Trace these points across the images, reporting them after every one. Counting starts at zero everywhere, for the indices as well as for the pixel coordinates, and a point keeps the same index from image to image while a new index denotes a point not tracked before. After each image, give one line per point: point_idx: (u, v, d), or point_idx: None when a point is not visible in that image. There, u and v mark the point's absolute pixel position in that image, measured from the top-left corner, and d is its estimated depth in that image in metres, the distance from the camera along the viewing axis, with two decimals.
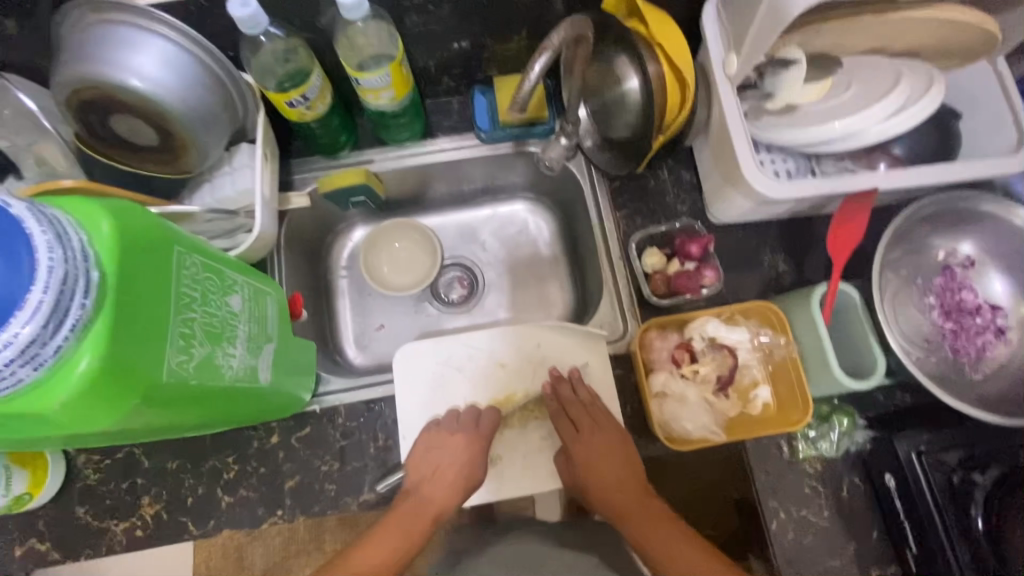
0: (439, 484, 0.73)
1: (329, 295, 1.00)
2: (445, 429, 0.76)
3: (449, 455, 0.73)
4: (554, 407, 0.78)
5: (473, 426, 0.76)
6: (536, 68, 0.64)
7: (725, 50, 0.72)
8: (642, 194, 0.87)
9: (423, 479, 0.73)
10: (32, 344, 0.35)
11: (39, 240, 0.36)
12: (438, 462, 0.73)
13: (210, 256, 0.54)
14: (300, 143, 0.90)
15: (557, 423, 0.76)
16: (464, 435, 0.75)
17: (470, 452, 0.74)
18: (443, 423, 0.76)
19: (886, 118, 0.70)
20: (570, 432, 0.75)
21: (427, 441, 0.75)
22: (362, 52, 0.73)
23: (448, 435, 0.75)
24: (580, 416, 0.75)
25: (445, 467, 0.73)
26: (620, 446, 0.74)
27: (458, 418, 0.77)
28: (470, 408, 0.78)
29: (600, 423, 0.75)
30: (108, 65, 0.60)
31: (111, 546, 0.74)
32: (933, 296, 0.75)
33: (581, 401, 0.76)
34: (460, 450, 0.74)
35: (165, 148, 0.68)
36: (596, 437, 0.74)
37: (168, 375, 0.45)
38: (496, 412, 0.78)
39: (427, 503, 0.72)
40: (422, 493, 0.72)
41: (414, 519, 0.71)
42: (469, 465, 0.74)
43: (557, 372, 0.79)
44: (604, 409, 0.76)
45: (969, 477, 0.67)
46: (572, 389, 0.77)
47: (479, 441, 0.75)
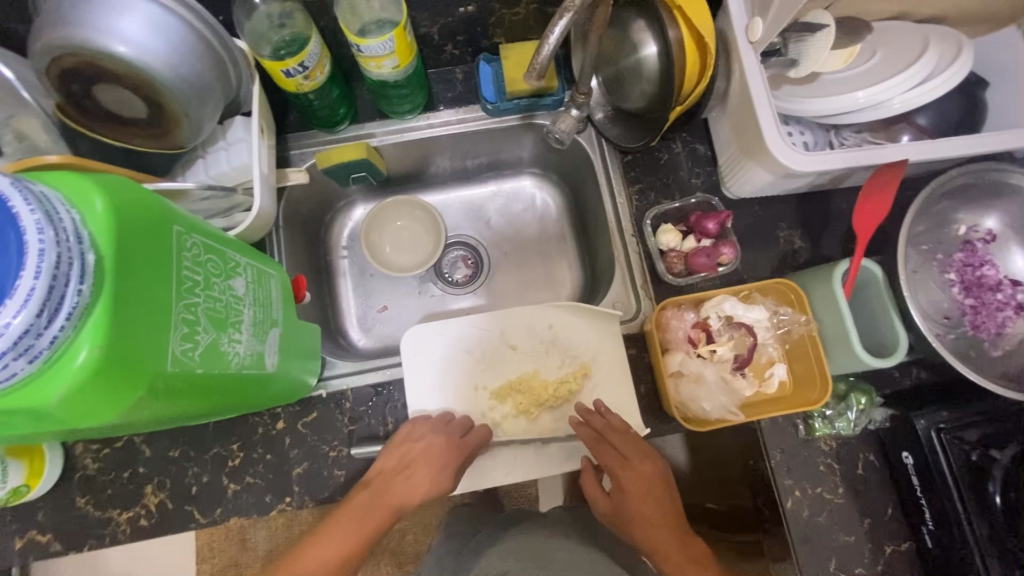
0: (402, 482, 0.69)
1: (330, 276, 0.97)
2: (427, 427, 0.72)
3: (425, 460, 0.69)
4: (589, 435, 0.72)
5: (458, 433, 0.73)
6: (554, 35, 0.59)
7: (749, 15, 0.68)
8: (655, 168, 0.84)
9: (391, 473, 0.69)
10: (25, 335, 0.32)
11: (27, 220, 0.33)
12: (410, 463, 0.70)
13: (210, 236, 0.50)
14: (296, 116, 0.86)
15: (598, 452, 0.71)
16: (444, 439, 0.71)
17: (446, 459, 0.70)
18: (428, 420, 0.73)
19: (913, 88, 0.67)
20: (614, 463, 0.71)
21: (405, 435, 0.72)
22: (363, 17, 0.70)
23: (430, 436, 0.71)
24: (622, 446, 0.71)
25: (419, 466, 0.69)
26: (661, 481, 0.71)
27: (448, 422, 0.74)
28: (463, 418, 0.74)
29: (643, 457, 0.71)
30: (90, 28, 0.55)
31: (114, 536, 0.72)
32: (953, 272, 0.74)
33: (616, 428, 0.72)
34: (439, 457, 0.70)
35: (155, 121, 0.64)
36: (641, 470, 0.70)
37: (173, 365, 0.42)
38: (487, 432, 0.74)
39: (385, 495, 0.69)
40: (383, 488, 0.69)
41: (370, 513, 0.68)
42: (439, 473, 0.70)
43: (586, 405, 0.74)
44: (641, 439, 0.72)
45: (987, 453, 0.66)
46: (605, 416, 0.73)
47: (458, 454, 0.71)
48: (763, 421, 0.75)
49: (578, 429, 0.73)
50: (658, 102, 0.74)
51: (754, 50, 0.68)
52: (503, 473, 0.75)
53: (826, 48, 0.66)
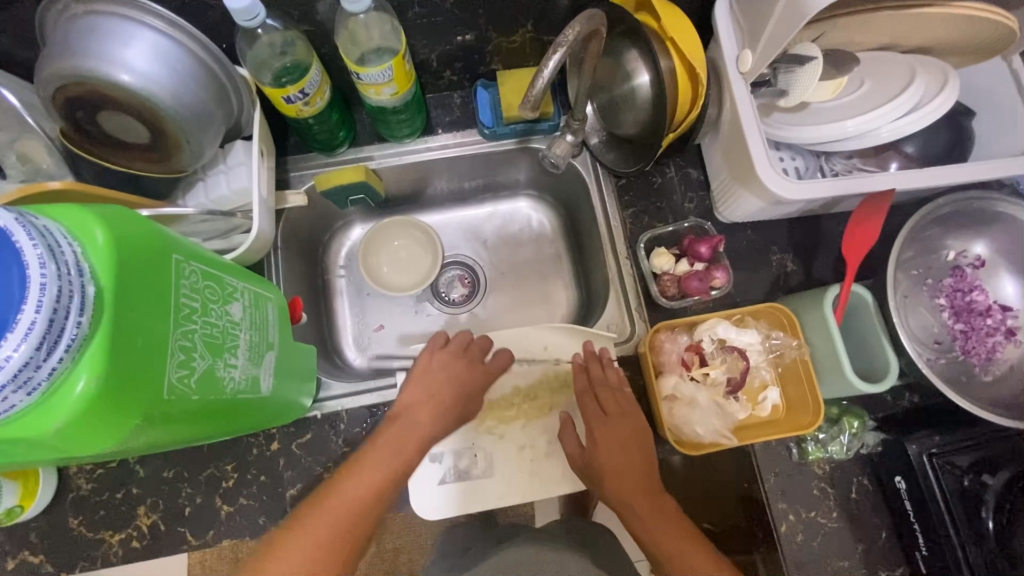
0: (431, 408, 0.72)
1: (327, 295, 0.97)
2: (451, 353, 0.78)
3: (452, 381, 0.75)
4: (583, 383, 0.75)
5: (476, 356, 0.78)
6: (550, 65, 0.61)
7: (739, 47, 0.70)
8: (649, 192, 0.85)
9: (418, 403, 0.72)
10: (25, 368, 0.33)
11: (30, 255, 0.34)
12: (439, 385, 0.74)
13: (209, 263, 0.51)
14: (296, 139, 0.87)
15: (583, 402, 0.74)
16: (466, 362, 0.77)
17: (474, 378, 0.77)
18: (452, 343, 0.78)
19: (899, 118, 0.68)
20: (593, 414, 0.73)
21: (429, 364, 0.76)
22: (363, 45, 0.71)
23: (454, 360, 0.77)
24: (607, 397, 0.73)
25: (443, 390, 0.74)
26: (640, 436, 0.70)
27: (466, 346, 0.79)
28: (484, 338, 0.80)
29: (626, 411, 0.72)
30: (95, 59, 0.57)
31: (106, 557, 0.72)
32: (943, 297, 0.75)
33: (610, 384, 0.74)
34: (463, 377, 0.76)
35: (157, 146, 0.65)
36: (620, 423, 0.71)
37: (169, 392, 0.42)
38: (510, 355, 0.79)
39: (415, 425, 0.70)
40: (413, 419, 0.70)
41: (400, 448, 0.67)
42: (466, 390, 0.75)
43: (591, 349, 0.76)
44: (631, 399, 0.73)
45: (979, 479, 0.67)
46: (603, 368, 0.75)
47: (483, 373, 0.78)
48: (756, 445, 0.75)
49: (575, 376, 0.76)
50: (650, 128, 0.75)
51: (744, 81, 0.69)
52: (498, 496, 0.75)
53: (814, 81, 0.68)
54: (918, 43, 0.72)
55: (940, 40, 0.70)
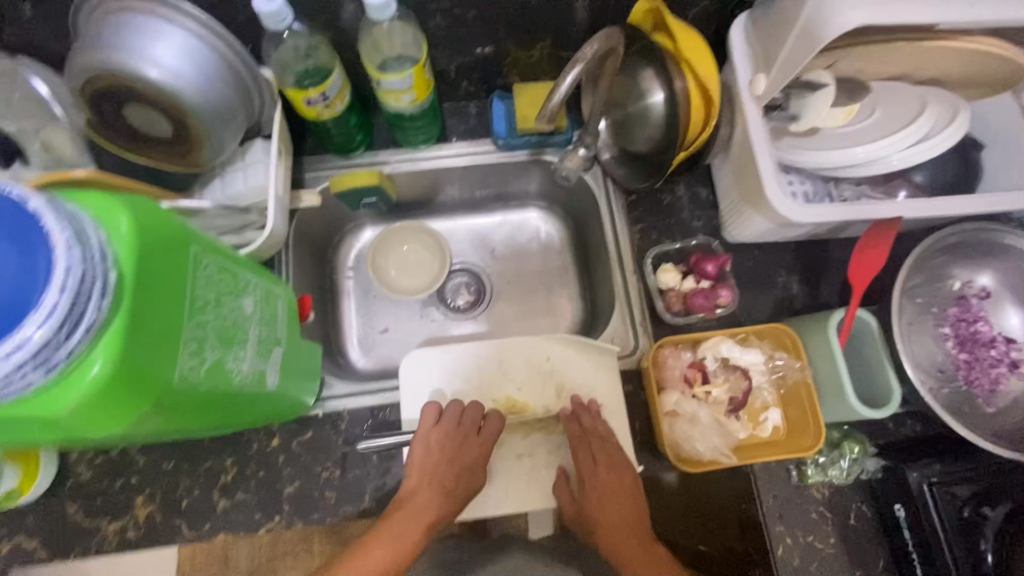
0: (436, 492, 0.70)
1: (334, 296, 0.98)
2: (445, 433, 0.72)
3: (452, 466, 0.71)
4: (574, 434, 0.75)
5: (474, 431, 0.74)
6: (568, 80, 0.62)
7: (752, 70, 0.72)
8: (658, 209, 0.86)
9: (421, 485, 0.71)
10: (45, 348, 0.34)
11: (57, 238, 0.34)
12: (438, 465, 0.71)
13: (225, 256, 0.52)
14: (313, 141, 0.89)
15: (576, 452, 0.74)
16: (464, 440, 0.72)
17: (474, 456, 0.72)
18: (444, 420, 0.73)
19: (908, 147, 0.70)
20: (585, 465, 0.73)
21: (427, 440, 0.72)
22: (385, 52, 0.73)
23: (451, 441, 0.72)
24: (599, 450, 0.73)
25: (445, 474, 0.71)
26: (631, 488, 0.72)
27: (461, 419, 0.74)
28: (475, 405, 0.75)
29: (616, 462, 0.73)
30: (126, 54, 0.58)
31: (101, 546, 0.72)
32: (947, 326, 0.75)
33: (601, 434, 0.74)
34: (463, 456, 0.71)
35: (178, 140, 0.67)
36: (611, 476, 0.72)
37: (180, 379, 0.43)
38: (502, 419, 0.75)
39: (421, 511, 0.69)
40: (418, 500, 0.70)
41: (412, 524, 0.69)
42: (468, 474, 0.72)
43: (579, 401, 0.76)
44: (620, 448, 0.74)
45: (979, 510, 0.66)
46: (594, 420, 0.75)
47: (483, 447, 0.73)
48: (755, 465, 0.75)
49: (566, 425, 0.75)
50: (661, 146, 0.76)
51: (756, 103, 0.71)
52: (494, 503, 0.75)
53: (827, 105, 0.68)
54: (930, 75, 0.73)
55: (952, 73, 0.72)
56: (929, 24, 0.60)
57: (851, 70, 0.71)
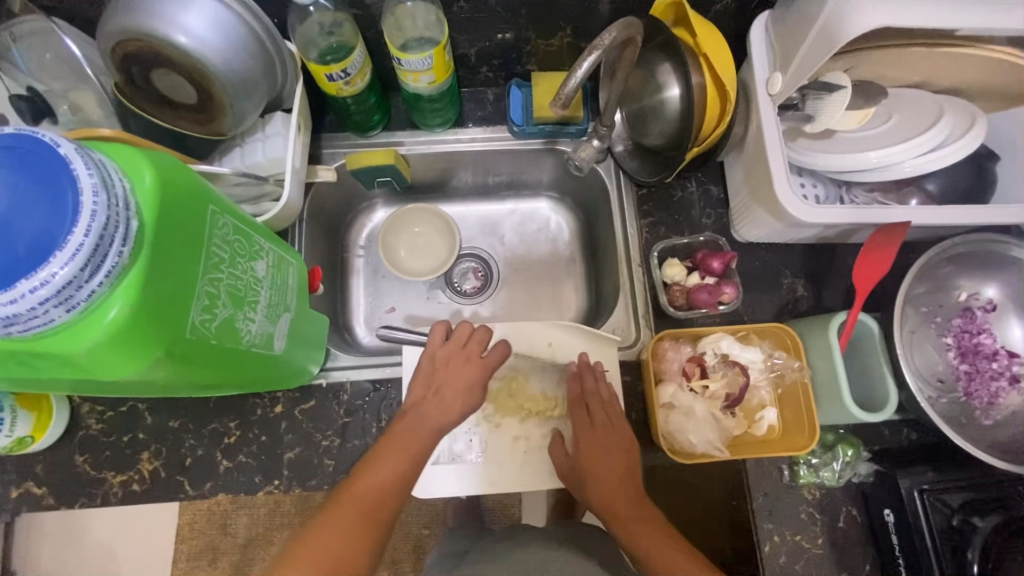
0: (440, 401, 0.65)
1: (344, 273, 1.00)
2: (450, 351, 0.70)
3: (456, 378, 0.67)
4: (575, 396, 0.76)
5: (476, 352, 0.71)
6: (584, 66, 0.63)
7: (770, 70, 0.72)
8: (668, 204, 0.87)
9: (426, 396, 0.66)
10: (68, 286, 0.35)
11: (84, 183, 0.36)
12: (441, 379, 0.68)
13: (241, 219, 0.54)
14: (333, 118, 0.90)
15: (573, 411, 0.74)
16: (467, 360, 0.69)
17: (474, 374, 0.68)
18: (452, 338, 0.71)
19: (921, 154, 0.69)
20: (582, 422, 0.73)
21: (435, 359, 0.69)
22: (407, 33, 0.74)
23: (454, 360, 0.69)
24: (595, 408, 0.73)
25: (446, 387, 0.67)
26: (626, 446, 0.70)
27: (466, 340, 0.71)
28: (483, 329, 0.72)
29: (613, 422, 0.72)
30: (156, 18, 0.60)
31: (106, 497, 0.74)
32: (950, 336, 0.75)
33: (601, 396, 0.74)
34: (465, 373, 0.68)
35: (202, 107, 0.68)
36: (605, 432, 0.71)
37: (191, 331, 0.45)
38: (507, 346, 0.72)
39: (427, 416, 0.64)
40: (423, 412, 0.65)
41: (418, 432, 0.63)
42: (468, 391, 0.67)
43: (586, 360, 0.77)
44: (622, 411, 0.73)
45: (969, 520, 0.66)
46: (596, 381, 0.76)
47: (483, 370, 0.69)
48: (748, 462, 0.76)
49: (569, 385, 0.77)
50: (675, 141, 0.76)
51: (772, 103, 0.71)
52: (488, 482, 0.76)
53: (842, 108, 0.69)
54: (948, 85, 0.73)
55: (971, 83, 0.71)
56: (949, 31, 0.60)
57: (868, 76, 0.72)
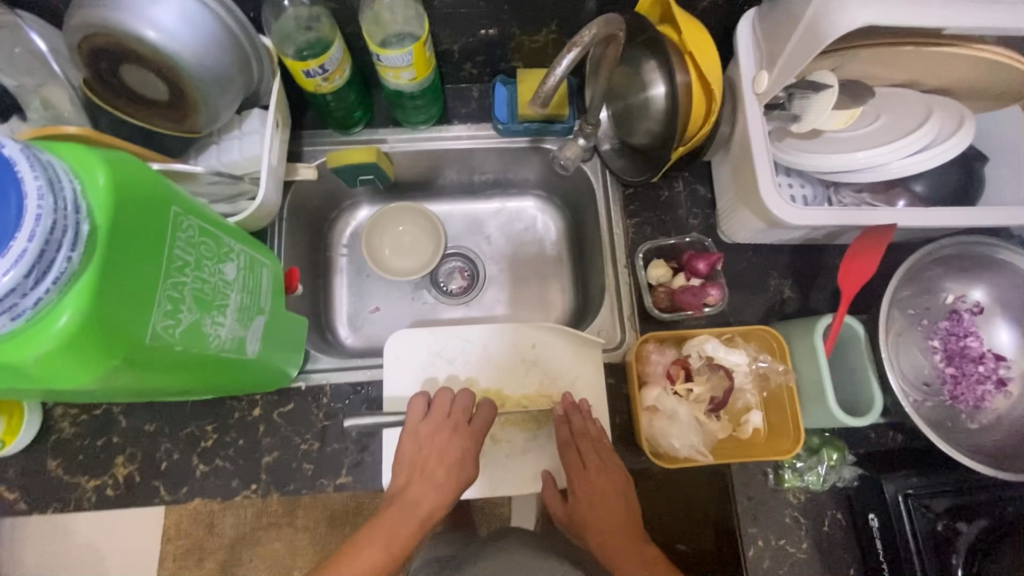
0: (430, 484, 0.68)
1: (327, 272, 0.98)
2: (436, 425, 0.72)
3: (442, 455, 0.70)
4: (563, 434, 0.74)
5: (465, 420, 0.73)
6: (564, 63, 0.61)
7: (757, 67, 0.71)
8: (655, 204, 0.85)
9: (415, 480, 0.69)
10: (11, 293, 0.34)
11: (29, 185, 0.35)
12: (428, 460, 0.70)
13: (208, 220, 0.52)
14: (314, 114, 0.88)
15: (565, 457, 0.72)
16: (455, 425, 0.72)
17: (462, 448, 0.71)
18: (433, 413, 0.73)
19: (908, 156, 0.68)
20: (575, 466, 0.72)
21: (415, 440, 0.71)
22: (387, 28, 0.73)
23: (441, 430, 0.71)
24: (588, 451, 0.72)
25: (435, 463, 0.69)
26: (621, 485, 0.71)
27: (452, 410, 0.74)
28: (464, 393, 0.75)
29: (606, 464, 0.72)
30: (123, 12, 0.58)
31: (79, 502, 0.73)
32: (937, 339, 0.74)
33: (591, 434, 0.73)
34: (455, 442, 0.71)
35: (175, 104, 0.67)
36: (601, 479, 0.71)
37: (152, 338, 0.43)
38: (492, 408, 0.75)
39: (415, 505, 0.66)
40: (411, 497, 0.67)
41: (407, 520, 0.65)
42: (458, 464, 0.70)
43: (570, 401, 0.75)
44: (611, 448, 0.73)
45: (953, 525, 0.66)
46: (583, 420, 0.74)
47: (471, 439, 0.72)
48: (732, 466, 0.75)
49: (556, 427, 0.74)
50: (660, 140, 0.75)
51: (759, 101, 0.70)
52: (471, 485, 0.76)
53: (827, 109, 0.68)
54: (936, 84, 0.72)
55: (959, 82, 0.70)
56: (937, 28, 0.59)
57: (855, 74, 0.70)
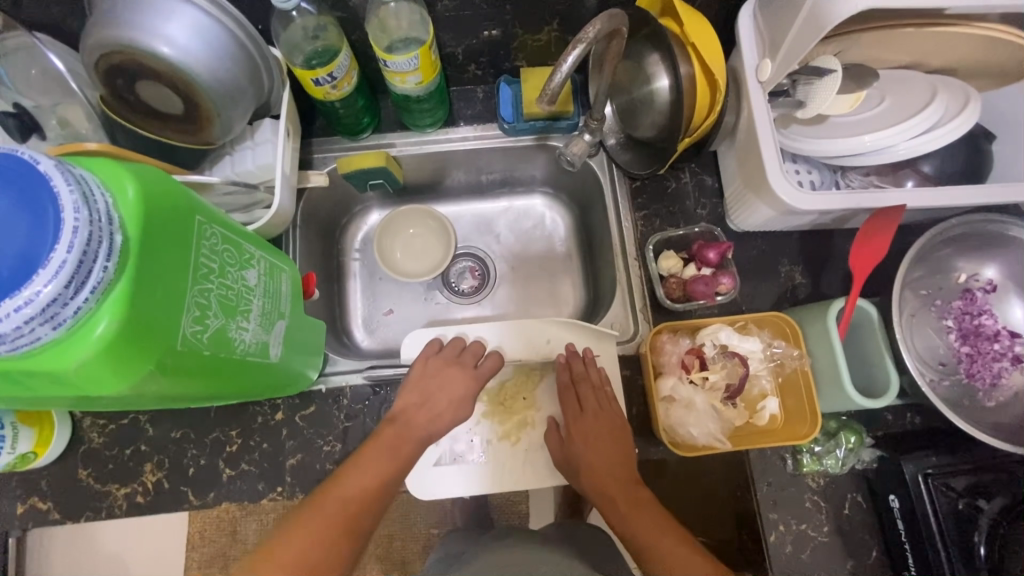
0: (429, 412, 0.73)
1: (341, 277, 1.00)
2: (443, 360, 0.77)
3: (446, 387, 0.74)
4: (564, 381, 0.77)
5: (472, 363, 0.77)
6: (569, 60, 0.62)
7: (760, 57, 0.71)
8: (662, 196, 0.86)
9: (412, 406, 0.73)
10: (53, 303, 0.35)
11: (65, 199, 0.36)
12: (430, 388, 0.74)
13: (230, 228, 0.53)
14: (322, 122, 0.90)
15: (564, 399, 0.76)
16: (462, 368, 0.76)
17: (467, 386, 0.75)
18: (448, 349, 0.78)
19: (917, 136, 0.69)
20: (573, 410, 0.75)
21: (422, 369, 0.76)
22: (391, 33, 0.73)
23: (448, 365, 0.76)
24: (586, 395, 0.75)
25: (434, 394, 0.74)
26: (620, 430, 0.72)
27: (462, 350, 0.79)
28: (476, 343, 0.79)
29: (604, 408, 0.74)
30: (137, 29, 0.59)
31: (111, 509, 0.75)
32: (951, 319, 0.74)
33: (591, 380, 0.76)
34: (458, 381, 0.75)
35: (189, 117, 0.68)
36: (597, 419, 0.73)
37: (182, 343, 0.45)
38: (500, 359, 0.78)
39: (410, 428, 0.71)
40: (407, 421, 0.71)
41: (399, 444, 0.69)
42: (462, 398, 0.75)
43: (572, 348, 0.79)
44: (612, 397, 0.75)
45: (975, 503, 0.65)
46: (585, 365, 0.77)
47: (477, 379, 0.76)
48: (750, 452, 0.75)
49: (559, 373, 0.78)
50: (666, 132, 0.76)
51: (763, 91, 0.70)
52: (491, 483, 0.76)
53: (832, 93, 0.68)
54: (941, 64, 0.72)
55: (964, 61, 0.71)
56: (940, 9, 0.59)
57: (860, 58, 0.71)
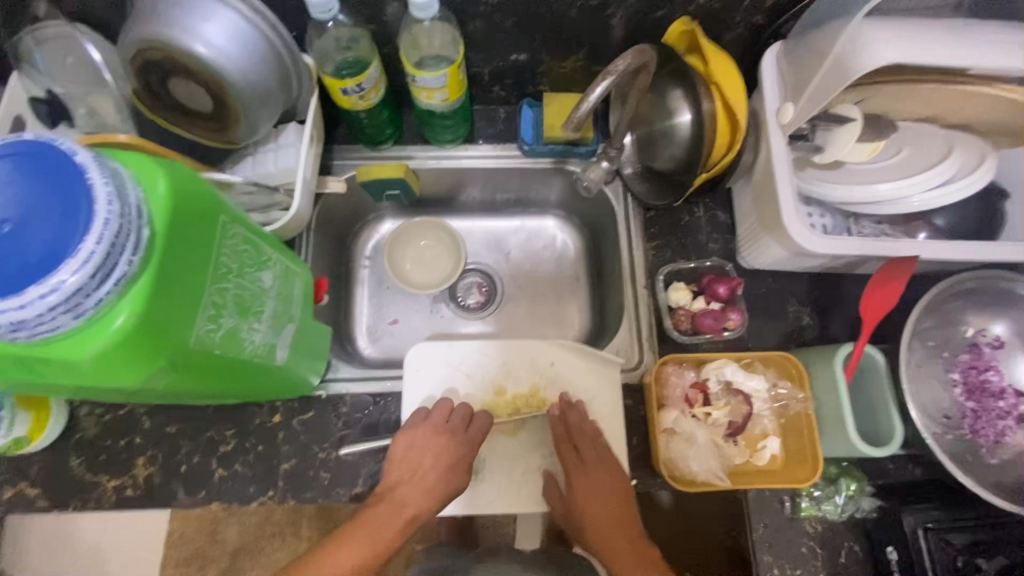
0: (420, 485, 0.70)
1: (349, 283, 1.00)
2: (431, 427, 0.73)
3: (434, 456, 0.71)
4: (560, 432, 0.75)
5: (461, 428, 0.74)
6: (597, 91, 0.64)
7: (782, 100, 0.73)
8: (675, 227, 0.87)
9: (404, 480, 0.71)
10: (77, 293, 0.35)
11: (99, 191, 0.37)
12: (421, 463, 0.71)
13: (251, 229, 0.54)
14: (346, 130, 0.91)
15: (562, 454, 0.74)
16: (452, 436, 0.73)
17: (457, 452, 0.72)
18: (433, 419, 0.74)
19: (931, 190, 0.70)
20: (574, 464, 0.73)
21: (410, 442, 0.72)
22: (423, 50, 0.75)
23: (437, 433, 0.73)
24: (585, 448, 0.73)
25: (424, 468, 0.71)
26: (621, 478, 0.72)
27: (450, 415, 0.75)
28: (463, 408, 0.76)
29: (604, 460, 0.73)
30: (176, 29, 0.61)
31: (99, 501, 0.74)
32: (957, 372, 0.74)
33: (588, 433, 0.75)
34: (448, 452, 0.71)
35: (218, 117, 0.69)
36: (601, 474, 0.72)
37: (196, 341, 0.45)
38: (489, 418, 0.76)
39: (403, 504, 0.69)
40: (399, 495, 0.69)
41: (390, 521, 0.67)
42: (450, 466, 0.71)
43: (567, 399, 0.77)
44: (609, 446, 0.74)
45: (973, 561, 0.65)
46: (581, 419, 0.76)
47: (465, 447, 0.73)
48: (748, 491, 0.74)
49: (553, 426, 0.76)
50: (684, 165, 0.77)
51: (784, 132, 0.71)
52: (485, 503, 0.75)
53: (850, 141, 0.70)
54: (959, 120, 0.73)
55: (982, 119, 0.72)
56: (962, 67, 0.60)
57: (879, 108, 0.72)
